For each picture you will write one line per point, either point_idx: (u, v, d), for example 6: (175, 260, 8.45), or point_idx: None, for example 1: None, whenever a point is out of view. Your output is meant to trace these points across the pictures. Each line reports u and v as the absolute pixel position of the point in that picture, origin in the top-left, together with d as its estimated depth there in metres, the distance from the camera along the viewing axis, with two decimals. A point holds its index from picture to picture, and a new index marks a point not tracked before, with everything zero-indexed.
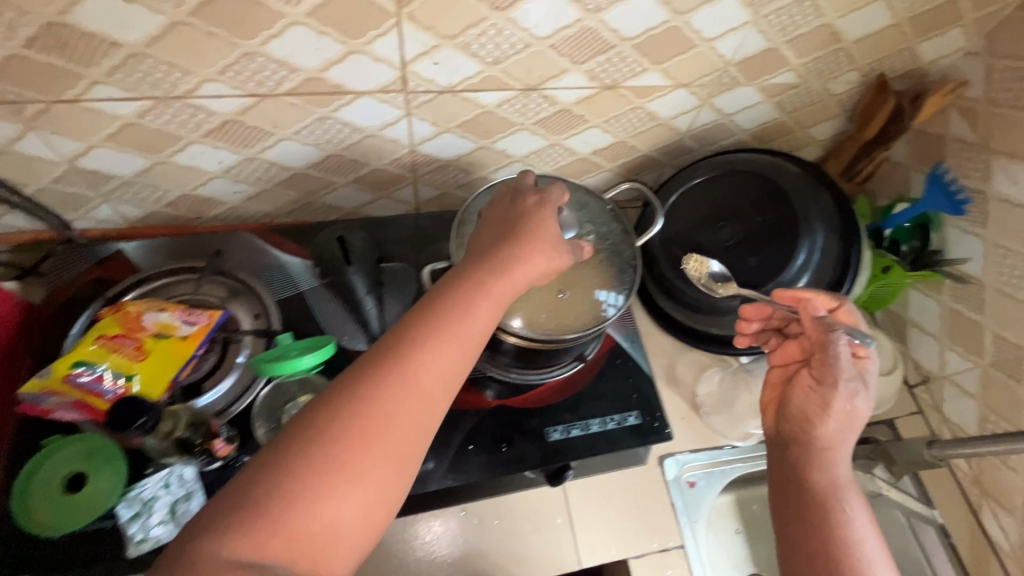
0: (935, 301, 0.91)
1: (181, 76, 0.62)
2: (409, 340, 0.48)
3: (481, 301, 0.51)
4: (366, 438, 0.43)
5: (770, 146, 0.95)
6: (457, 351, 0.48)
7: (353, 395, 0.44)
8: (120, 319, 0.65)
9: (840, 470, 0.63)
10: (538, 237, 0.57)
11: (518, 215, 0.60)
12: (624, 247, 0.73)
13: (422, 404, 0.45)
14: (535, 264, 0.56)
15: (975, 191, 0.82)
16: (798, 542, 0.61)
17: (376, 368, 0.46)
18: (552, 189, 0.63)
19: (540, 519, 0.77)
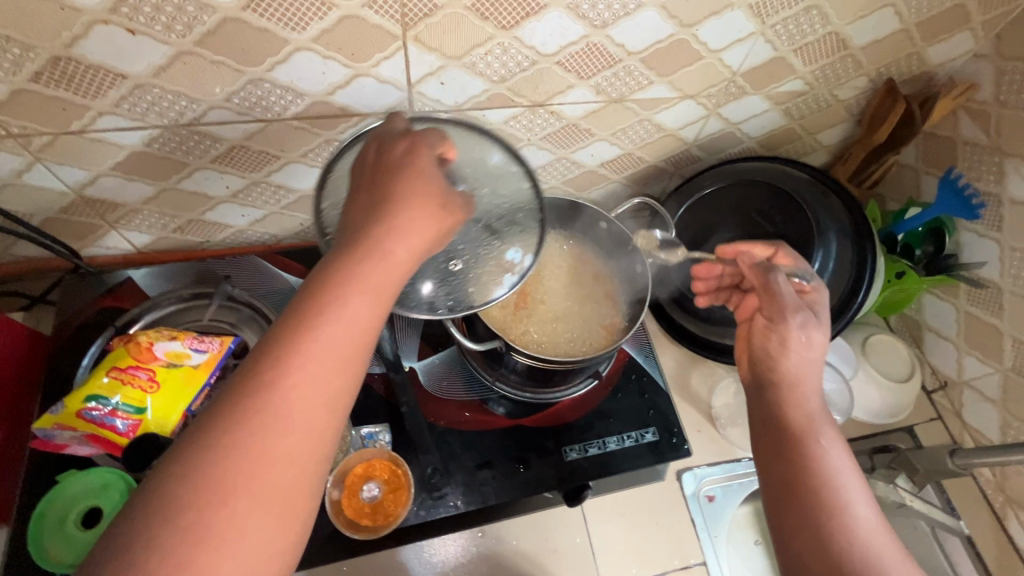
0: (950, 306, 0.90)
1: (188, 104, 0.62)
2: (269, 356, 0.37)
3: (352, 291, 0.40)
4: (240, 487, 0.35)
5: (778, 153, 0.94)
6: (337, 360, 0.39)
7: (208, 440, 0.35)
8: (131, 349, 0.62)
9: (811, 402, 0.58)
10: (416, 196, 0.43)
11: (388, 168, 0.44)
12: (539, 203, 0.59)
13: (305, 431, 0.37)
14: (418, 229, 0.43)
15: (989, 194, 0.81)
16: (779, 487, 0.54)
17: (234, 399, 0.36)
18: (426, 128, 0.47)
19: (559, 538, 0.76)
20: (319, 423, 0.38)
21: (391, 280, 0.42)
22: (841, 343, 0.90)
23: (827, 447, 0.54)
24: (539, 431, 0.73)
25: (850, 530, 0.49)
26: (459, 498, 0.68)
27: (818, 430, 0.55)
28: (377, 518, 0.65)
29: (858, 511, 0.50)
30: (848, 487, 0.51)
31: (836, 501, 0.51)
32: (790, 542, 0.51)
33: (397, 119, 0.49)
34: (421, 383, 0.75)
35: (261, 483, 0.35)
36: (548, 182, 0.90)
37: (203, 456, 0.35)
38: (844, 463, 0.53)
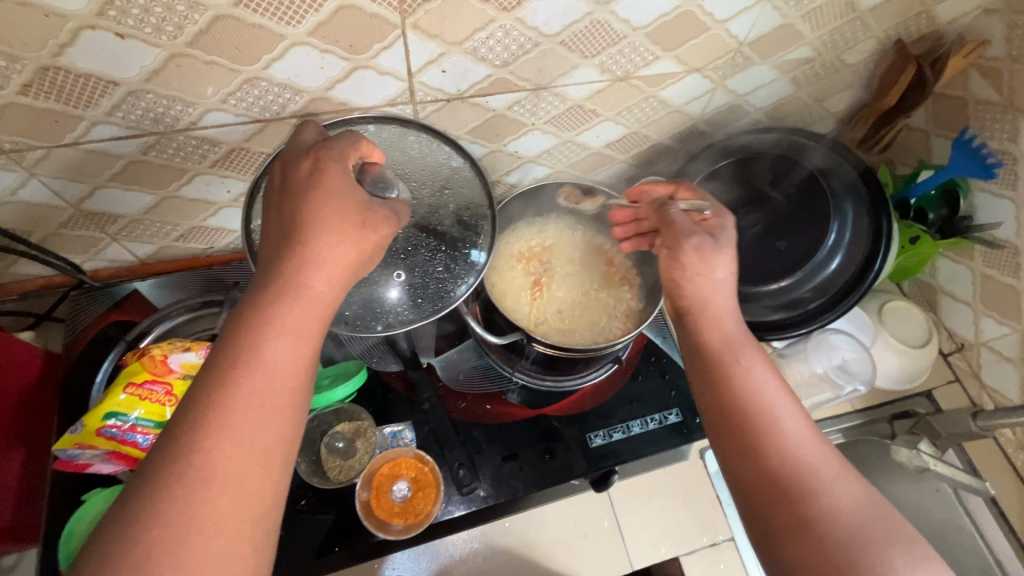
0: (966, 268, 0.89)
1: (184, 109, 0.60)
2: (194, 417, 0.39)
3: (269, 335, 0.42)
4: (177, 552, 0.35)
5: (785, 123, 0.93)
6: (265, 409, 0.40)
7: (135, 515, 0.36)
8: (145, 363, 0.61)
9: (729, 323, 0.57)
10: (326, 224, 0.45)
11: (295, 198, 0.46)
12: (472, 211, 0.64)
13: (240, 485, 0.38)
14: (335, 259, 0.45)
15: (1003, 152, 0.79)
16: (715, 420, 0.53)
17: (161, 468, 0.37)
18: (334, 144, 0.49)
19: (587, 524, 0.76)
20: (253, 475, 0.39)
21: (308, 314, 0.44)
22: (858, 312, 0.89)
23: (750, 365, 0.53)
24: (563, 419, 0.73)
25: (784, 446, 0.49)
26: (487, 491, 0.68)
27: (739, 352, 0.55)
28: (407, 517, 0.64)
29: (790, 423, 0.50)
30: (776, 403, 0.51)
31: (768, 419, 0.50)
32: (734, 476, 0.50)
33: (308, 134, 0.51)
34: (440, 378, 0.74)
35: (197, 548, 0.36)
36: (553, 166, 0.88)
37: (133, 533, 0.35)
38: (767, 377, 0.53)
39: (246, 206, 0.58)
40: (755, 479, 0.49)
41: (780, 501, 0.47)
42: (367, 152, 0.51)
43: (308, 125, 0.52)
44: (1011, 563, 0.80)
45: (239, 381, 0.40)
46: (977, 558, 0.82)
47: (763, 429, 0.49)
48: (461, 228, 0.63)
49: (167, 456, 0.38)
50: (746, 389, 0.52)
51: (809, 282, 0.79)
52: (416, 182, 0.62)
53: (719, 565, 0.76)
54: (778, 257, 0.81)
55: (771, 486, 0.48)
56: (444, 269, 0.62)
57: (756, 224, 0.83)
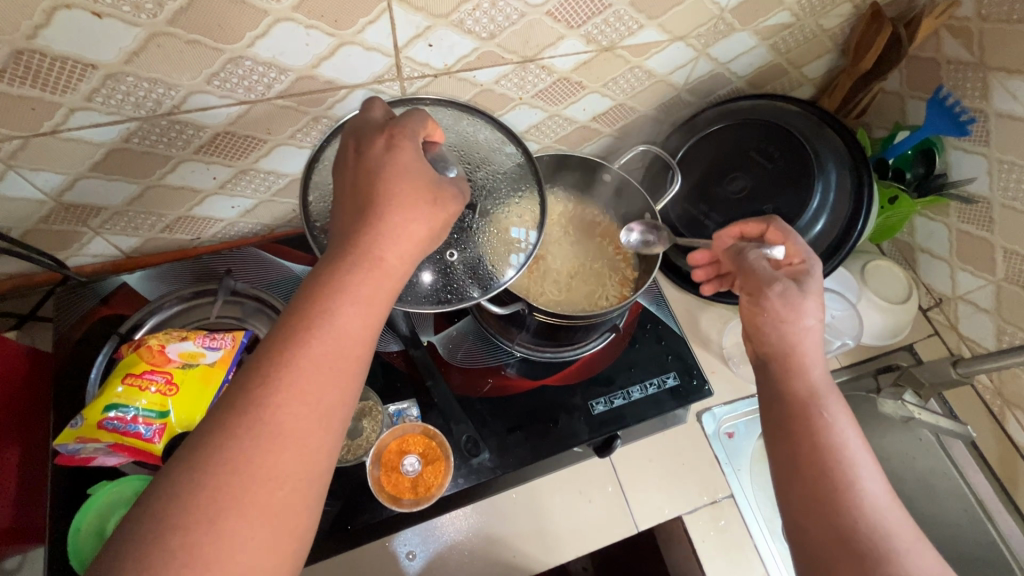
0: (942, 225, 0.92)
1: (166, 92, 0.59)
2: (268, 372, 0.40)
3: (344, 303, 0.43)
4: (235, 501, 0.37)
5: (765, 90, 0.94)
6: (332, 374, 0.41)
7: (204, 456, 0.37)
8: (143, 354, 0.61)
9: (813, 377, 0.58)
10: (400, 200, 0.45)
11: (372, 174, 0.46)
12: (520, 185, 0.63)
13: (299, 443, 0.39)
14: (409, 234, 0.46)
15: (976, 110, 0.82)
16: (789, 469, 0.54)
17: (227, 415, 0.39)
18: (406, 119, 0.48)
19: (592, 490, 0.78)
20: (315, 433, 0.40)
21: (383, 288, 0.44)
22: (842, 272, 0.92)
23: (835, 419, 0.55)
24: (565, 389, 0.74)
25: (863, 506, 0.50)
26: (494, 463, 0.69)
27: (823, 403, 0.56)
28: (418, 491, 0.65)
29: (873, 488, 0.51)
30: (856, 462, 0.52)
31: (850, 478, 0.51)
32: (800, 523, 0.52)
33: (376, 110, 0.51)
34: (442, 355, 0.75)
35: (257, 499, 0.37)
36: (541, 141, 0.88)
37: (201, 475, 0.37)
38: (854, 439, 0.54)
39: (302, 187, 0.57)
40: (830, 534, 0.50)
41: (857, 553, 0.48)
42: (432, 132, 0.51)
43: (376, 102, 0.52)
44: (991, 500, 0.85)
45: (313, 343, 0.41)
46: (959, 498, 0.87)
47: (842, 486, 0.51)
48: (512, 206, 0.63)
49: (236, 403, 0.39)
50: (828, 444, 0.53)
51: None
52: (471, 160, 0.63)
53: (720, 521, 0.79)
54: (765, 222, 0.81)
55: (837, 534, 0.49)
56: (494, 249, 0.62)
57: (741, 189, 0.84)
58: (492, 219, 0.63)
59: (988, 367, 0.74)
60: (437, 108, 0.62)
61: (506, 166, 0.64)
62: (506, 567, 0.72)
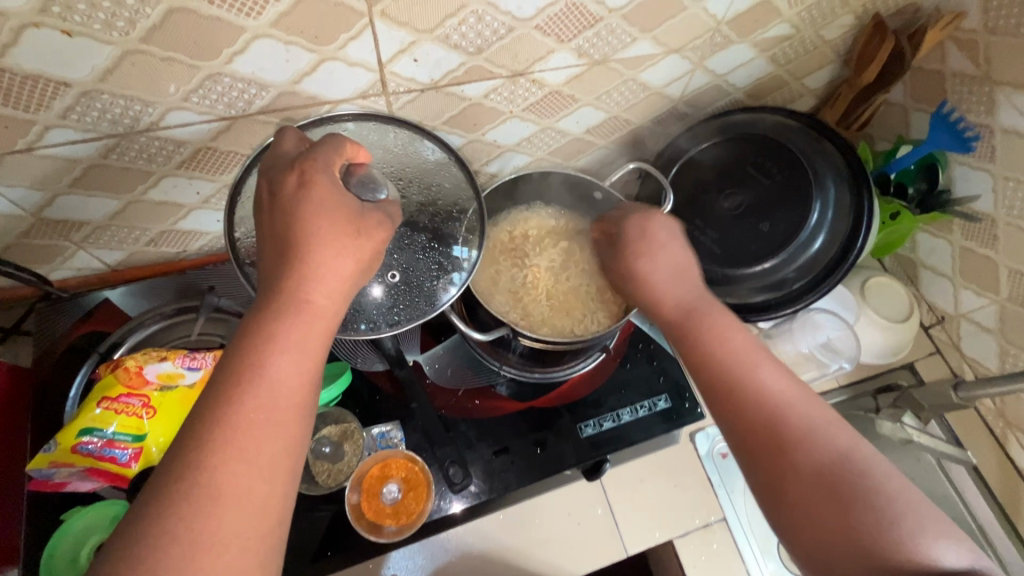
0: (945, 241, 0.90)
1: (143, 109, 0.57)
2: (202, 435, 0.39)
3: (274, 351, 0.43)
4: (181, 570, 0.36)
5: (764, 102, 0.92)
6: (270, 426, 0.41)
7: (149, 525, 0.37)
8: (120, 376, 0.60)
9: (734, 338, 0.57)
10: (322, 239, 0.46)
11: (289, 216, 0.46)
12: (457, 202, 0.64)
13: (244, 502, 0.39)
14: (334, 270, 0.46)
15: (981, 126, 0.80)
16: (739, 441, 0.53)
17: (169, 479, 0.38)
18: (317, 154, 0.48)
19: (581, 512, 0.76)
20: (261, 488, 0.40)
21: (314, 330, 0.45)
22: (841, 290, 0.90)
23: (755, 370, 0.54)
24: (553, 410, 0.73)
25: (812, 453, 0.49)
26: (479, 487, 0.68)
27: (751, 359, 0.55)
28: (400, 518, 0.65)
29: (820, 429, 0.50)
30: (795, 407, 0.52)
31: (799, 428, 0.50)
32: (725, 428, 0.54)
33: (285, 142, 0.51)
34: (428, 375, 0.74)
35: (206, 564, 0.37)
36: (534, 153, 0.86)
37: (145, 546, 0.36)
38: (786, 388, 0.53)
39: (229, 211, 0.58)
40: (795, 494, 0.48)
41: (831, 501, 0.47)
42: (352, 152, 0.50)
43: (289, 133, 0.52)
44: (992, 526, 0.82)
45: (245, 397, 0.41)
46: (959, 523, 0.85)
47: (773, 427, 0.51)
48: (450, 225, 0.64)
49: (177, 468, 0.39)
50: (768, 400, 0.52)
51: (793, 261, 0.78)
52: (403, 181, 0.63)
53: (712, 545, 0.77)
54: (762, 239, 0.79)
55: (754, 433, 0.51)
56: (436, 266, 0.63)
57: (738, 205, 0.82)
58: (429, 237, 0.63)
59: (991, 392, 0.72)
60: (362, 126, 0.61)
61: (438, 178, 0.64)
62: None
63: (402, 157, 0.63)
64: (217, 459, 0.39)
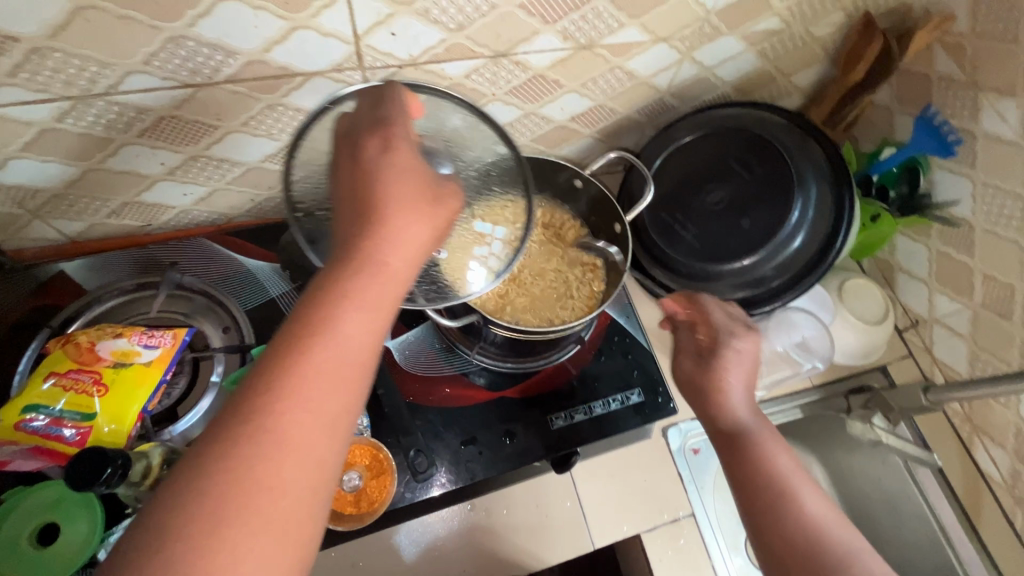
0: (924, 246, 0.90)
1: (100, 71, 0.54)
2: (266, 381, 0.37)
3: (346, 308, 0.40)
4: (239, 520, 0.34)
5: (752, 97, 0.91)
6: (339, 385, 0.38)
7: (207, 470, 0.34)
8: (70, 352, 0.59)
9: (737, 403, 0.62)
10: (400, 202, 0.43)
11: (368, 176, 0.44)
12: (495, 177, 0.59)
13: (307, 457, 0.36)
14: (411, 235, 0.44)
15: (964, 130, 0.80)
16: (776, 558, 0.54)
17: (230, 425, 0.36)
18: (395, 116, 0.47)
19: (548, 504, 0.76)
20: (322, 445, 0.37)
21: (387, 293, 0.42)
22: (818, 291, 0.90)
23: (800, 492, 0.56)
24: (524, 401, 0.72)
25: (804, 518, 0.54)
26: (445, 476, 0.67)
27: (794, 483, 0.56)
28: (360, 506, 0.63)
29: (857, 549, 0.52)
30: (829, 531, 0.53)
31: (838, 551, 0.52)
32: (762, 544, 0.55)
33: (361, 108, 0.48)
34: (397, 361, 0.72)
35: (259, 517, 0.34)
36: (516, 139, 0.85)
37: (206, 486, 0.34)
38: (791, 464, 0.58)
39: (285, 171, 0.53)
40: None
41: None
42: (409, 103, 0.49)
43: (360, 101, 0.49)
44: (953, 528, 0.84)
45: (313, 351, 0.38)
46: (922, 524, 0.87)
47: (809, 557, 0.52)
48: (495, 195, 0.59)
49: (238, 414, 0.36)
50: (806, 523, 0.54)
51: (771, 260, 0.77)
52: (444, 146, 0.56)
53: (679, 539, 0.77)
54: (742, 236, 0.78)
55: (790, 552, 0.53)
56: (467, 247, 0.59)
57: (719, 201, 0.81)
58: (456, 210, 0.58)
59: (959, 397, 0.73)
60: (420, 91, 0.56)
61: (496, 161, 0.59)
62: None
63: (437, 125, 0.56)
64: (281, 409, 0.36)
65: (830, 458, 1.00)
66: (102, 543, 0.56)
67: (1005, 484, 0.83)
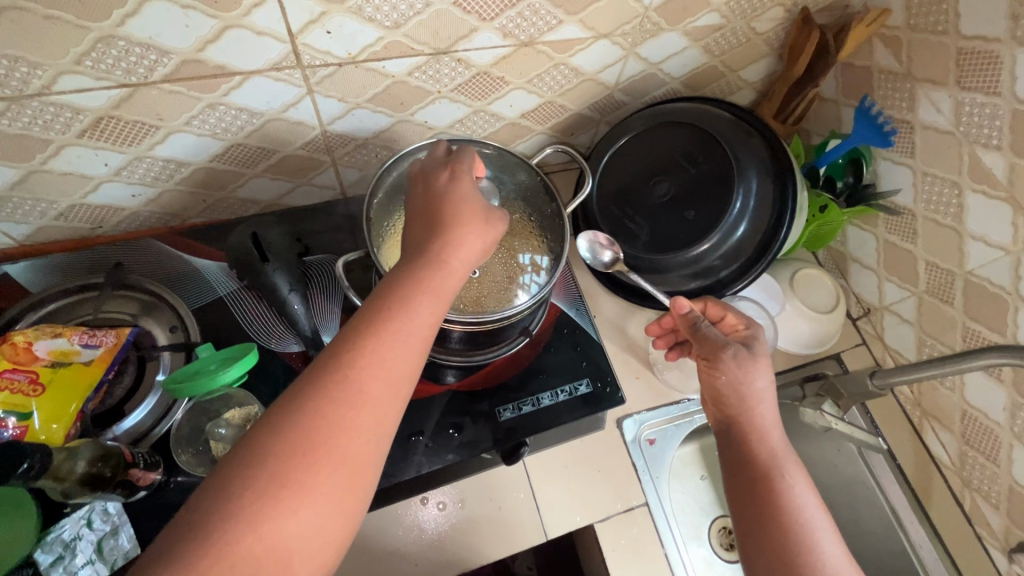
0: (872, 235, 0.92)
1: (30, 70, 0.55)
2: (355, 339, 0.45)
3: (419, 294, 0.49)
4: (323, 448, 0.41)
5: (703, 93, 0.93)
6: (408, 355, 0.46)
7: (301, 405, 0.42)
8: (4, 352, 0.58)
9: (772, 433, 0.63)
10: (462, 219, 0.54)
11: (439, 198, 0.55)
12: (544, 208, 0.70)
13: (378, 409, 0.43)
14: (469, 244, 0.53)
15: (901, 121, 0.82)
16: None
17: (321, 370, 0.44)
18: (464, 158, 0.59)
19: (501, 496, 0.76)
20: (389, 403, 0.44)
21: (448, 289, 0.50)
22: (767, 280, 0.92)
23: (820, 536, 0.56)
24: (472, 394, 0.73)
25: (819, 560, 0.55)
26: (391, 470, 0.67)
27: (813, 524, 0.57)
28: None
29: None
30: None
31: None
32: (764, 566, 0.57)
33: (437, 151, 0.62)
34: None
35: (337, 450, 0.41)
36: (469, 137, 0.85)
37: (300, 416, 0.41)
38: (816, 505, 0.58)
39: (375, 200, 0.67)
40: None
41: None
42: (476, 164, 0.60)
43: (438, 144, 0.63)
44: (904, 510, 0.87)
45: (390, 325, 0.46)
46: (874, 505, 0.90)
47: None
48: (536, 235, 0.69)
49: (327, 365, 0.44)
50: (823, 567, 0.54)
51: (718, 249, 0.78)
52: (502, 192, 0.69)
53: (632, 529, 0.77)
54: (687, 227, 0.80)
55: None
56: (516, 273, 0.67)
57: (666, 193, 0.82)
58: (506, 246, 0.68)
59: (910, 377, 0.73)
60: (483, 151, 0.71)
61: (529, 192, 0.71)
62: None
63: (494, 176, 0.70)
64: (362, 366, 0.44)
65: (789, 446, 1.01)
66: (40, 542, 0.56)
67: (953, 467, 0.85)
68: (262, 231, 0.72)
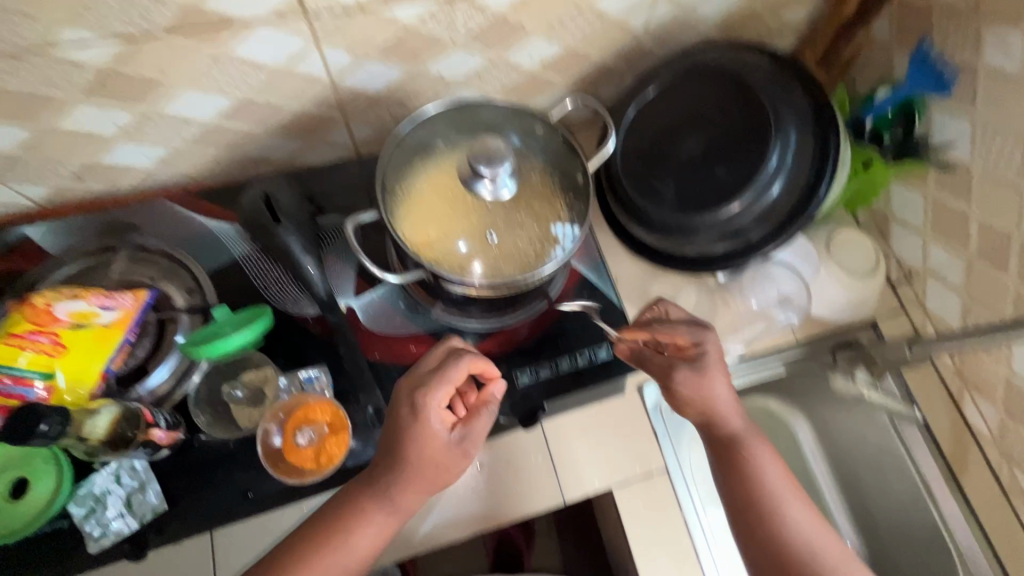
0: (919, 194, 0.86)
1: (28, 24, 0.53)
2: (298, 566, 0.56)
3: (364, 525, 0.57)
4: None
5: (739, 39, 0.86)
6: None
7: None
8: (25, 313, 0.55)
9: (732, 415, 0.66)
10: (416, 466, 0.58)
11: (398, 439, 0.58)
12: (569, 164, 0.65)
13: None
14: (420, 484, 0.58)
15: (963, 66, 0.74)
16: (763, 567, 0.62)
17: (291, 554, 0.57)
18: (428, 381, 0.59)
19: (520, 460, 0.76)
20: None
21: (410, 497, 0.58)
22: (805, 243, 0.86)
23: (790, 510, 0.62)
24: (489, 359, 0.72)
25: (791, 531, 0.61)
26: None
27: (782, 499, 0.62)
28: (320, 462, 0.63)
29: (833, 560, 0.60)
30: (813, 542, 0.61)
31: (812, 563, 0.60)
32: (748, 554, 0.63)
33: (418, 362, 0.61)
34: (361, 321, 0.71)
35: None
36: (485, 92, 0.81)
37: None
38: (783, 479, 0.63)
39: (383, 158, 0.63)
40: None
41: None
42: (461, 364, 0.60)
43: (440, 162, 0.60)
44: (935, 481, 0.84)
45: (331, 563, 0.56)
46: (905, 476, 0.87)
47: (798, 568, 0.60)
48: (555, 194, 0.64)
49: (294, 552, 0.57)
50: (795, 538, 0.61)
51: (750, 212, 0.73)
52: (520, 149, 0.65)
53: (650, 495, 0.76)
54: (718, 184, 0.75)
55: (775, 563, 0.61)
56: (533, 244, 0.61)
57: (696, 148, 0.77)
58: (533, 213, 0.62)
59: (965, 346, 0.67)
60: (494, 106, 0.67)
61: (552, 150, 0.66)
62: (438, 542, 0.72)
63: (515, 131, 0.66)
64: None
65: (819, 414, 0.98)
66: (71, 497, 0.59)
67: (993, 439, 0.81)
68: (273, 193, 0.70)
